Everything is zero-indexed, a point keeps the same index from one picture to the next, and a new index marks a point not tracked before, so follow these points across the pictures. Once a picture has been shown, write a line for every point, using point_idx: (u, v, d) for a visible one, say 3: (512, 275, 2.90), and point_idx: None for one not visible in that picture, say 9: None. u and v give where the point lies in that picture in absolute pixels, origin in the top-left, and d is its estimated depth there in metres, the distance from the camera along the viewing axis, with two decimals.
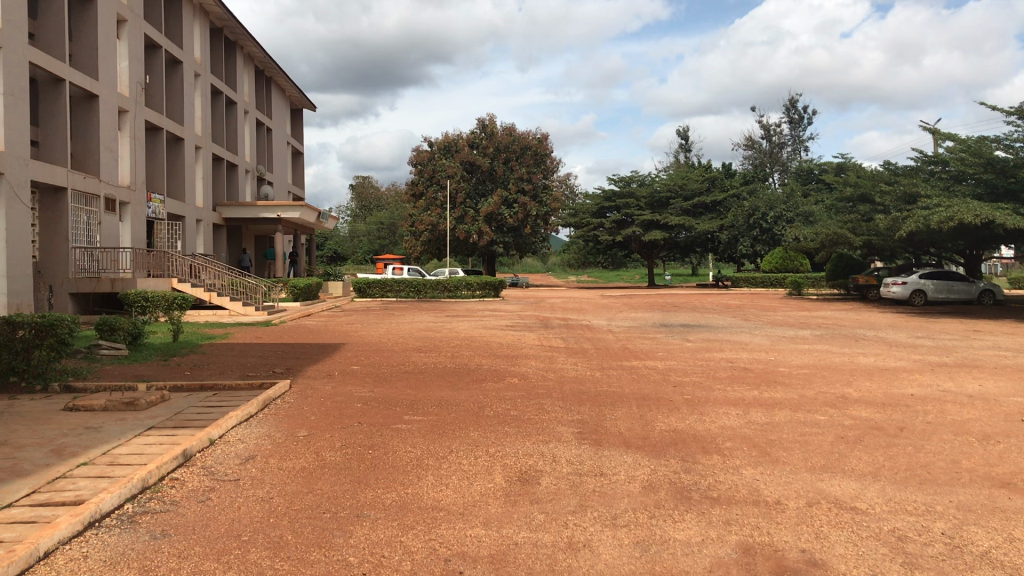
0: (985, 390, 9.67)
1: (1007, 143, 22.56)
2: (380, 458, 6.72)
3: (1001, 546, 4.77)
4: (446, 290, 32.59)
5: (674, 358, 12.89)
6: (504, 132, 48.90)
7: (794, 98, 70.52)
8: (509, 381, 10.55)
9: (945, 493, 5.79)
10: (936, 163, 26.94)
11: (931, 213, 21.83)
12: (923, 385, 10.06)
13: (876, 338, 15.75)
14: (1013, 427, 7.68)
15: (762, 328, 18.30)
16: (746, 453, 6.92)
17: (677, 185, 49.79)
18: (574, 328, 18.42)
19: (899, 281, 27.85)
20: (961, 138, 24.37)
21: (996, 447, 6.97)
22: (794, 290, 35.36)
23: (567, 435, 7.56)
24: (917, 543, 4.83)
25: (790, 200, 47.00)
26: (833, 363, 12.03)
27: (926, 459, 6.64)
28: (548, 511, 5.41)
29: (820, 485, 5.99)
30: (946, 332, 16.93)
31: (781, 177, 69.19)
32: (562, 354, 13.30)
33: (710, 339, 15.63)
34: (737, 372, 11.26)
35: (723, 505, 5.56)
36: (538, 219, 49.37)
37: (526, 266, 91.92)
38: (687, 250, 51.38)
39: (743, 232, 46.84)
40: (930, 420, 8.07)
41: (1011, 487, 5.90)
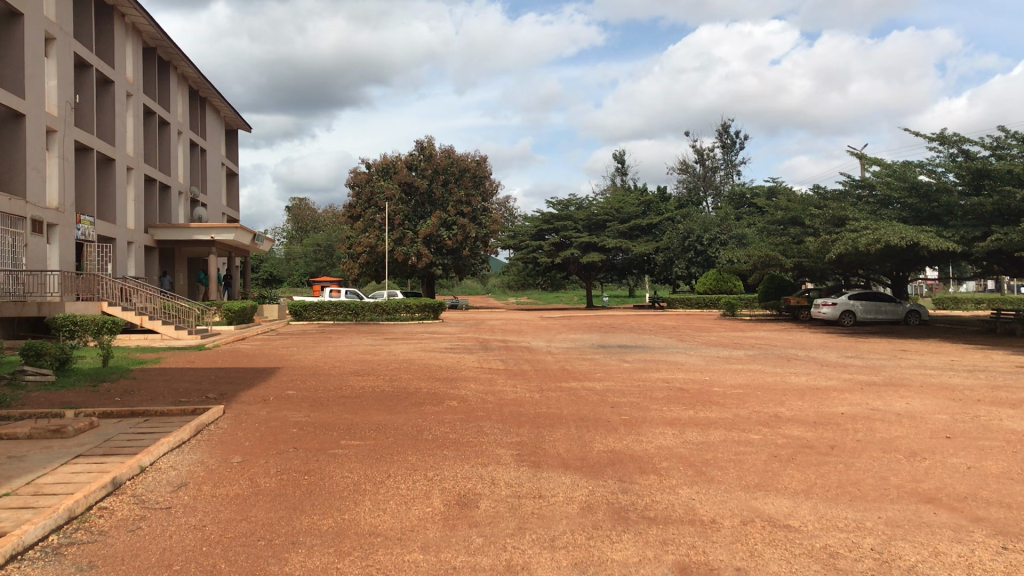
0: (911, 408, 9.92)
1: (930, 168, 23.27)
2: (318, 483, 6.65)
3: (926, 560, 4.91)
4: (384, 312, 32.35)
5: (612, 379, 12.97)
6: (442, 154, 49.04)
7: (728, 123, 71.96)
8: (448, 405, 10.49)
9: (875, 509, 5.93)
10: (864, 187, 27.73)
11: (859, 236, 22.40)
12: (852, 403, 10.28)
13: (807, 357, 16.11)
14: (937, 443, 7.91)
15: (699, 349, 18.53)
16: (682, 472, 7.02)
17: (613, 208, 50.55)
18: (513, 350, 18.44)
19: (830, 302, 28.43)
20: (888, 163, 25.06)
21: (921, 463, 7.17)
22: (728, 311, 35.91)
23: (506, 458, 7.57)
24: (847, 560, 4.94)
25: (725, 223, 47.82)
26: (766, 383, 12.25)
27: (856, 476, 6.80)
28: (486, 535, 5.40)
29: (753, 503, 6.09)
30: (875, 352, 17.32)
31: (714, 201, 70.39)
32: (501, 377, 13.30)
33: (647, 361, 15.75)
34: (674, 393, 11.37)
35: (660, 524, 5.62)
36: (477, 241, 49.47)
37: (465, 288, 91.76)
38: (625, 272, 51.97)
39: (678, 254, 47.44)
40: (859, 437, 8.27)
41: (936, 502, 6.06)
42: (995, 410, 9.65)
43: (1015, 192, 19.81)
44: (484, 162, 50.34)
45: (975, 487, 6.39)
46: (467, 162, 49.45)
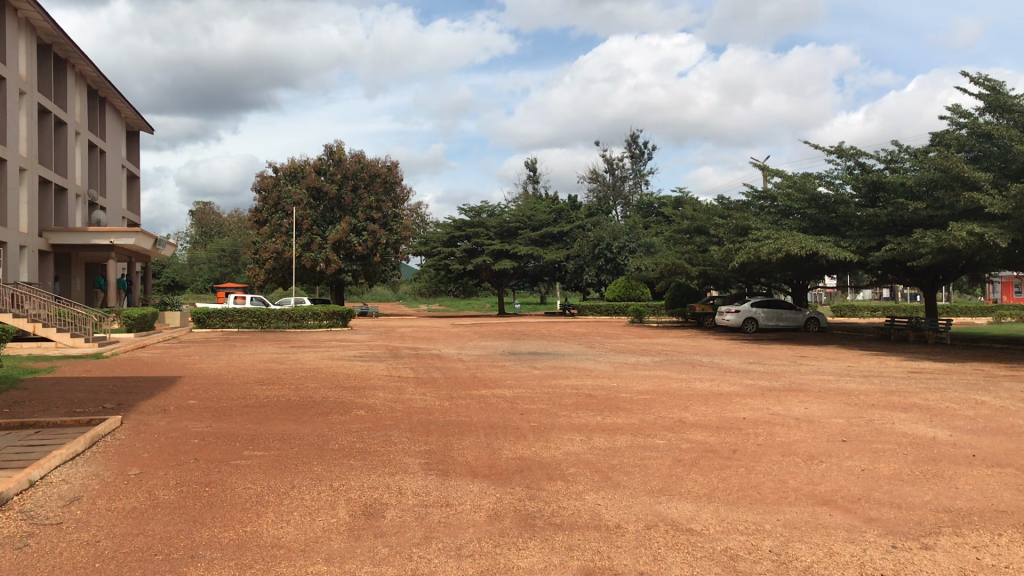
0: (810, 413, 10.23)
1: (828, 180, 24.09)
2: (219, 495, 6.48)
3: (821, 560, 5.06)
4: (291, 319, 31.82)
5: (521, 386, 13.00)
6: (352, 159, 48.57)
7: (636, 133, 73.20)
8: (355, 413, 10.36)
9: (774, 512, 6.08)
10: (766, 198, 28.57)
11: (761, 245, 23.03)
12: (754, 408, 10.54)
13: (711, 363, 16.47)
14: (833, 447, 8.18)
15: (607, 355, 18.77)
16: (588, 478, 7.07)
17: (524, 216, 50.83)
18: (423, 357, 18.35)
19: (733, 309, 29.14)
20: (789, 175, 25.88)
21: (818, 466, 7.40)
22: (636, 317, 36.47)
23: (413, 466, 7.52)
24: (747, 561, 5.06)
25: (634, 232, 48.56)
26: (672, 388, 12.47)
27: (757, 479, 6.96)
28: (392, 545, 5.34)
29: (658, 508, 6.19)
30: (776, 358, 17.82)
31: (623, 210, 71.46)
32: (410, 385, 13.20)
33: (557, 367, 15.86)
34: (583, 399, 11.47)
35: (566, 530, 5.65)
36: (388, 247, 49.13)
37: (375, 294, 90.93)
38: (535, 279, 52.33)
39: (588, 261, 48.01)
40: (760, 442, 8.49)
41: (832, 504, 6.26)
42: (888, 414, 10.03)
43: (907, 203, 20.64)
44: (395, 167, 50.04)
45: (868, 489, 6.62)
46: (378, 168, 49.08)
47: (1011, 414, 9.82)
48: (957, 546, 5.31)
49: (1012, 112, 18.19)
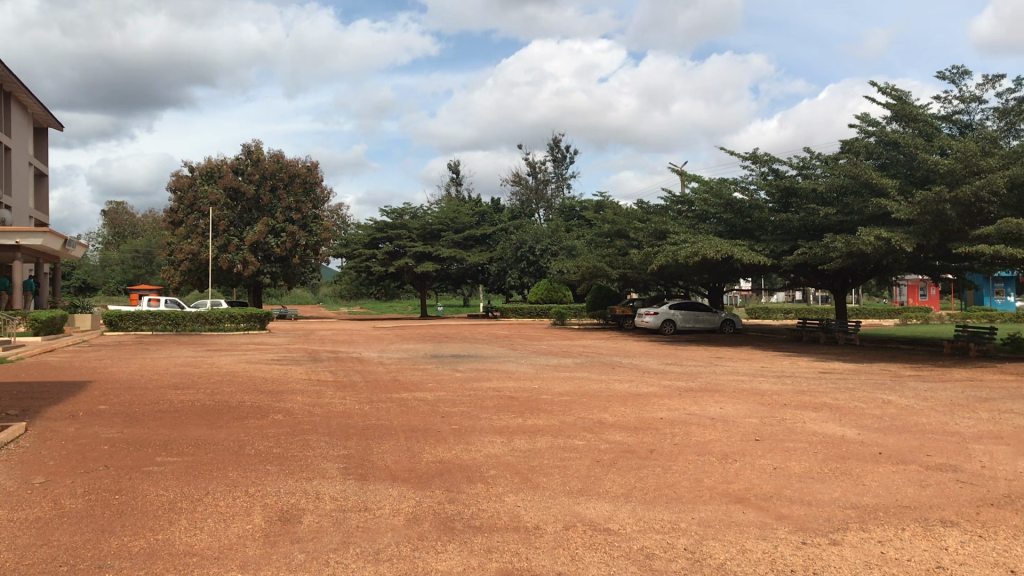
0: (725, 413, 10.44)
1: (744, 186, 24.65)
2: (130, 503, 6.30)
3: (734, 557, 5.17)
4: (206, 322, 31.15)
5: (442, 389, 12.95)
6: (271, 159, 47.80)
7: (559, 137, 73.74)
8: (273, 418, 10.18)
9: (689, 510, 6.19)
10: (684, 203, 29.11)
11: (679, 249, 23.44)
12: (672, 409, 10.71)
13: (630, 365, 16.69)
14: (747, 446, 8.36)
15: (528, 357, 18.87)
16: (508, 480, 7.10)
17: (447, 218, 50.73)
18: (343, 360, 18.18)
19: (651, 311, 29.55)
20: (706, 180, 26.43)
21: (732, 465, 7.56)
22: (557, 320, 36.71)
23: (332, 471, 7.44)
24: (662, 560, 5.14)
25: (556, 235, 48.88)
26: (592, 390, 12.58)
27: (673, 479, 7.08)
28: (308, 550, 5.28)
29: (576, 508, 6.24)
30: (693, 360, 18.14)
31: (545, 213, 71.90)
32: (330, 388, 13.04)
33: (479, 369, 15.87)
34: (504, 401, 11.51)
35: (484, 533, 5.67)
36: (307, 249, 48.55)
37: (296, 297, 89.63)
38: (458, 282, 52.32)
39: (511, 264, 48.18)
40: (676, 441, 8.64)
41: (745, 502, 6.40)
42: (800, 413, 10.31)
43: (818, 209, 21.26)
44: (315, 168, 49.47)
45: (779, 487, 6.79)
46: (297, 168, 48.44)
47: (914, 413, 10.19)
48: (864, 541, 5.48)
49: (917, 121, 18.89)
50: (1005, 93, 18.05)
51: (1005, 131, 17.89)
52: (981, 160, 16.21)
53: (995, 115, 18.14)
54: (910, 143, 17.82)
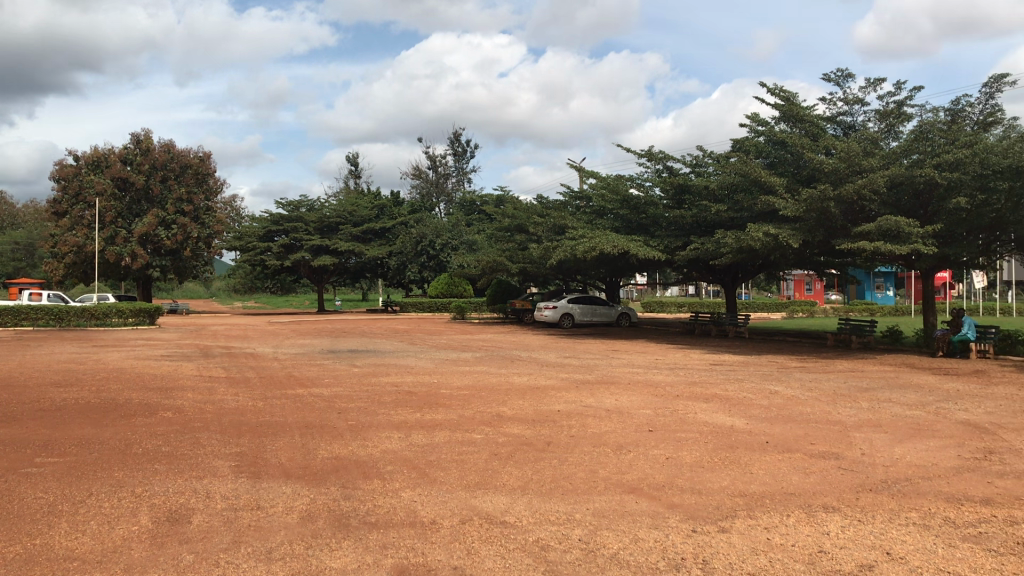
0: (620, 404, 10.61)
1: (639, 182, 25.10)
2: (4, 507, 6.01)
3: (627, 547, 5.26)
4: (92, 317, 29.96)
5: (339, 384, 12.78)
6: (161, 148, 46.24)
7: (459, 131, 73.50)
8: (161, 416, 9.87)
9: (584, 501, 6.28)
10: (582, 199, 29.50)
11: (577, 244, 23.70)
12: (568, 401, 10.83)
13: (528, 358, 16.81)
14: (641, 437, 8.54)
15: (427, 352, 18.77)
16: (405, 475, 7.06)
17: (346, 211, 49.99)
18: (237, 356, 17.77)
19: (551, 305, 29.82)
20: (603, 177, 26.83)
21: (626, 455, 7.70)
22: (457, 314, 36.69)
23: (223, 469, 7.25)
24: (556, 551, 5.20)
25: (456, 229, 48.76)
26: (490, 383, 12.63)
27: (569, 470, 7.17)
28: (198, 550, 5.14)
29: (473, 502, 6.25)
30: (589, 352, 18.38)
31: (446, 207, 71.66)
32: (222, 385, 12.73)
33: (377, 364, 15.72)
34: (401, 396, 11.44)
35: (380, 529, 5.62)
36: (200, 241, 47.26)
37: (188, 291, 87.06)
38: (357, 275, 51.86)
39: (411, 258, 47.86)
40: (573, 433, 8.75)
41: (638, 492, 6.53)
42: (692, 404, 10.57)
43: (711, 205, 21.82)
44: (208, 158, 48.15)
45: (672, 476, 6.96)
46: (189, 159, 47.00)
47: (800, 403, 10.56)
48: (750, 527, 5.66)
49: (803, 122, 19.58)
50: (885, 96, 18.84)
51: (885, 132, 18.69)
52: (863, 160, 16.91)
53: (875, 117, 18.96)
54: (798, 143, 18.46)
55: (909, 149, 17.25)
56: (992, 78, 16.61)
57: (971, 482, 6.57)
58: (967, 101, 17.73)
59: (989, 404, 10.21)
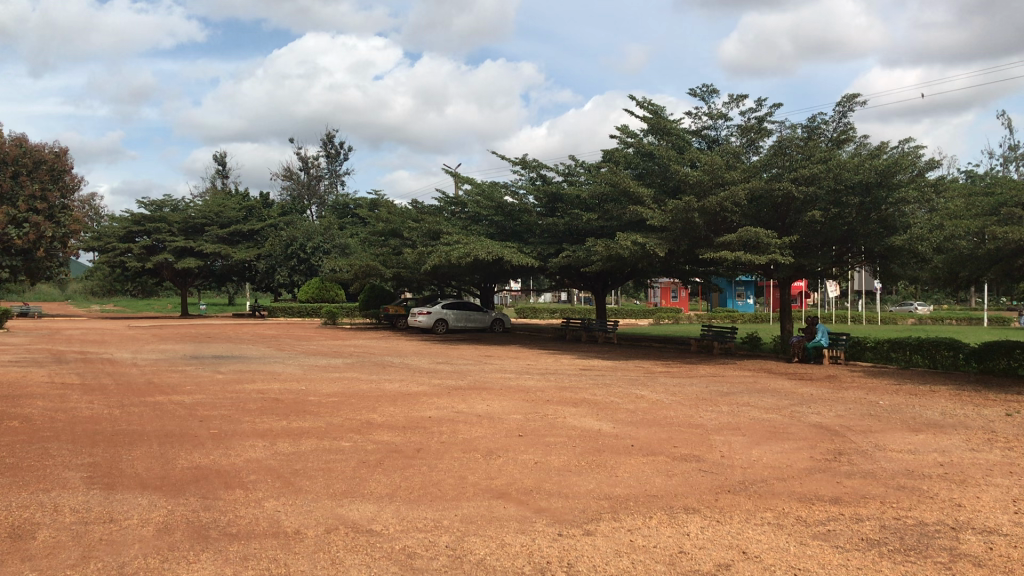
0: (491, 410, 10.64)
1: (513, 190, 25.33)
2: None
3: (493, 552, 5.27)
4: None
5: (203, 391, 12.35)
6: (12, 142, 43.70)
7: (332, 132, 72.50)
8: (7, 426, 9.29)
9: (452, 508, 6.26)
10: (457, 204, 29.55)
11: (451, 250, 23.67)
12: (439, 407, 10.79)
13: (400, 364, 16.68)
14: (510, 442, 8.59)
15: (296, 358, 18.37)
16: (269, 484, 6.88)
17: (212, 212, 48.47)
18: (92, 362, 16.93)
19: (424, 311, 29.69)
20: (478, 183, 26.93)
21: (495, 461, 7.73)
22: (329, 319, 36.11)
23: (74, 481, 6.89)
24: (423, 559, 5.16)
25: (327, 232, 47.98)
26: (361, 390, 12.46)
27: (437, 477, 7.14)
28: (42, 568, 4.86)
29: (339, 510, 6.14)
30: (462, 358, 18.38)
31: (317, 210, 70.48)
32: (76, 392, 12.09)
33: (243, 371, 15.27)
34: (268, 403, 11.14)
35: (242, 540, 5.46)
36: (54, 241, 44.89)
37: (39, 293, 82.54)
38: (222, 279, 50.41)
39: (280, 261, 46.81)
40: (443, 439, 8.72)
41: (507, 497, 6.56)
42: (561, 409, 10.71)
43: (583, 213, 22.23)
44: (64, 154, 45.80)
45: (540, 481, 7.01)
46: (43, 154, 44.60)
47: (664, 407, 10.85)
48: (614, 530, 5.76)
49: (670, 135, 20.21)
50: (746, 112, 19.62)
51: (746, 147, 19.46)
52: (725, 173, 17.54)
53: (737, 132, 19.71)
54: (665, 155, 19.01)
55: (768, 164, 18.01)
56: (844, 98, 17.53)
57: (822, 482, 6.90)
58: (821, 118, 18.59)
59: (838, 407, 10.75)
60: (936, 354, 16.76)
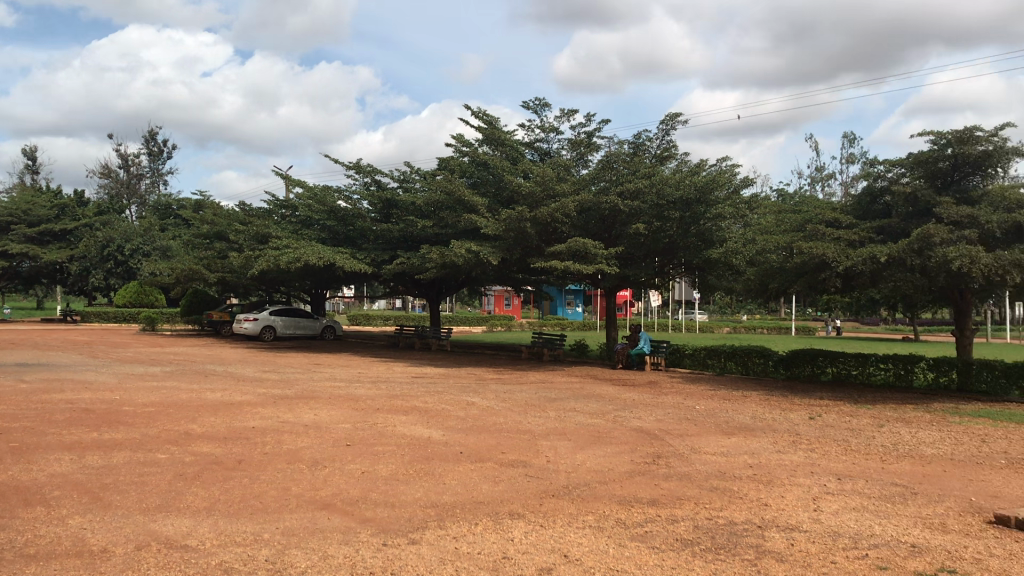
0: (318, 419, 10.42)
1: (346, 195, 24.95)
2: None
3: (315, 565, 5.16)
4: None
5: (3, 402, 11.46)
6: None
7: (155, 130, 69.35)
8: None
9: (274, 520, 6.09)
10: (287, 208, 28.84)
11: (280, 254, 23.03)
12: (263, 417, 10.47)
13: (225, 373, 16.08)
14: (338, 451, 8.44)
15: (110, 366, 17.37)
16: (76, 500, 6.47)
17: (19, 209, 45.22)
18: None
19: (251, 318, 28.77)
20: (309, 187, 26.34)
21: (321, 471, 7.58)
22: (148, 325, 34.41)
23: None
24: (241, 573, 4.98)
25: (148, 234, 45.76)
26: (180, 400, 11.92)
27: (259, 488, 6.93)
28: None
29: (151, 526, 5.85)
30: (290, 366, 17.92)
31: (137, 211, 67.16)
32: None
33: (49, 380, 14.29)
34: (77, 414, 10.47)
35: (42, 561, 5.10)
36: None
37: None
38: (29, 281, 47.09)
39: (95, 264, 44.23)
40: (267, 450, 8.47)
41: (332, 508, 6.43)
42: (390, 417, 10.61)
43: (417, 220, 22.18)
44: None
45: (366, 490, 6.92)
46: None
47: (493, 413, 10.95)
48: (439, 538, 5.76)
49: (504, 145, 20.51)
50: (576, 126, 20.14)
51: (576, 160, 19.99)
52: (556, 185, 17.94)
53: (568, 145, 20.22)
54: (498, 165, 19.26)
55: (597, 177, 18.56)
56: (668, 117, 18.32)
57: (641, 485, 7.14)
58: (646, 135, 19.38)
59: (658, 412, 11.18)
60: (748, 361, 17.74)
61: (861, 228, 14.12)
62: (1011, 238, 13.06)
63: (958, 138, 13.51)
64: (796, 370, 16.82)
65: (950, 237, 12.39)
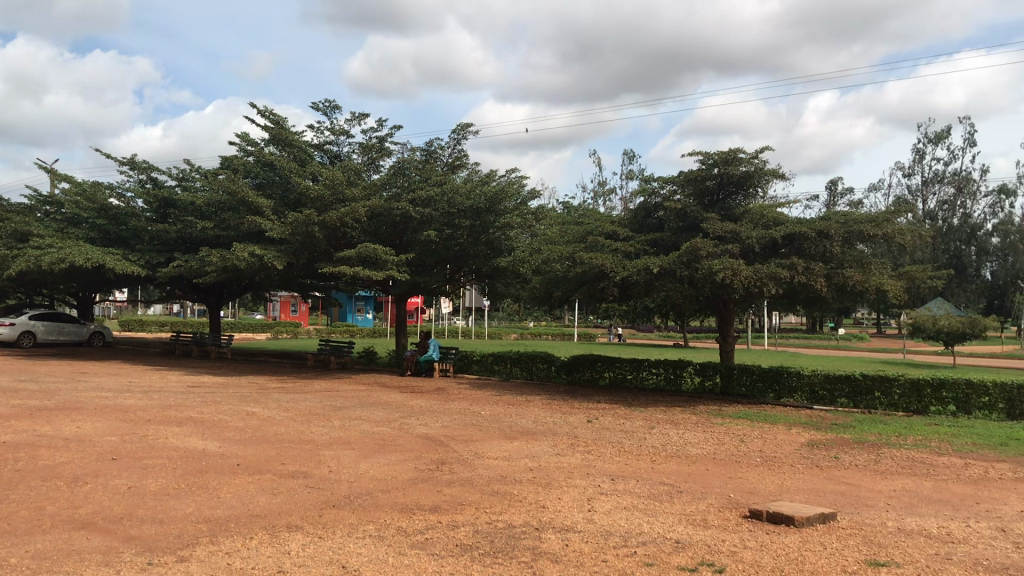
0: (81, 432, 9.71)
1: (120, 192, 23.47)
2: None
3: None
4: None
5: None
6: None
7: None
8: None
9: (23, 543, 5.60)
10: (51, 204, 26.77)
11: (43, 253, 21.31)
12: (16, 431, 9.63)
13: None
14: (101, 466, 7.90)
15: None
16: None
17: None
18: None
19: (7, 322, 26.46)
20: (77, 182, 24.56)
21: (81, 488, 7.06)
22: None
23: None
24: None
25: None
26: None
27: (8, 509, 6.36)
28: None
29: None
30: (52, 375, 16.61)
31: None
32: None
33: None
34: None
35: None
36: None
37: None
38: None
39: None
40: (19, 467, 7.79)
41: (91, 527, 6.00)
42: (163, 428, 10.06)
43: (198, 221, 21.21)
44: None
45: (131, 507, 6.52)
46: None
47: (275, 423, 10.63)
48: (211, 554, 5.50)
49: (291, 147, 20.01)
50: (367, 131, 19.99)
51: (367, 165, 19.83)
52: (345, 188, 17.70)
53: (358, 150, 20.02)
54: (285, 167, 18.78)
55: (388, 183, 18.48)
56: (458, 127, 18.53)
57: (423, 492, 7.14)
58: (437, 144, 19.56)
59: (444, 418, 11.26)
60: (532, 367, 18.23)
61: (636, 241, 14.85)
62: (768, 253, 14.15)
63: (723, 159, 14.40)
64: (577, 375, 17.45)
65: (715, 250, 13.26)
